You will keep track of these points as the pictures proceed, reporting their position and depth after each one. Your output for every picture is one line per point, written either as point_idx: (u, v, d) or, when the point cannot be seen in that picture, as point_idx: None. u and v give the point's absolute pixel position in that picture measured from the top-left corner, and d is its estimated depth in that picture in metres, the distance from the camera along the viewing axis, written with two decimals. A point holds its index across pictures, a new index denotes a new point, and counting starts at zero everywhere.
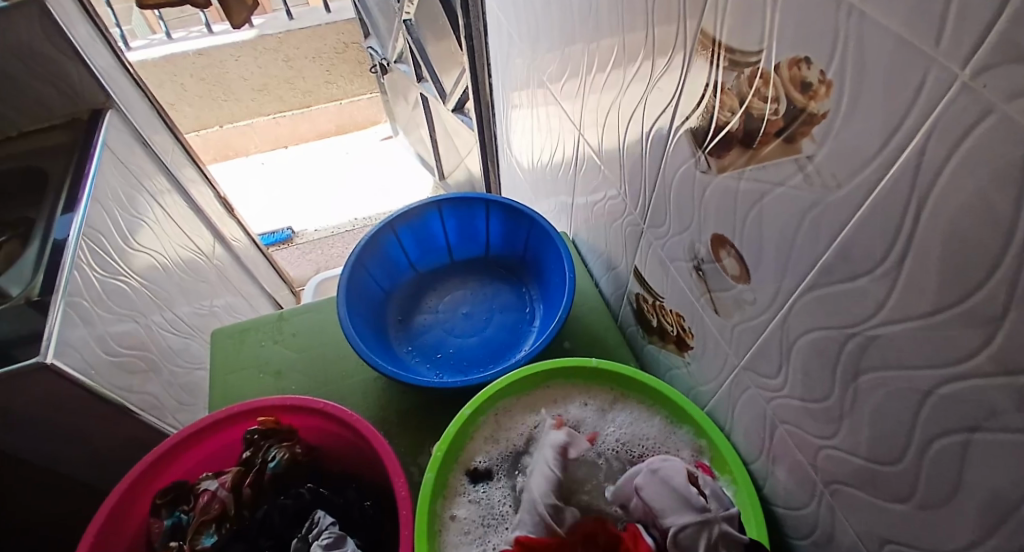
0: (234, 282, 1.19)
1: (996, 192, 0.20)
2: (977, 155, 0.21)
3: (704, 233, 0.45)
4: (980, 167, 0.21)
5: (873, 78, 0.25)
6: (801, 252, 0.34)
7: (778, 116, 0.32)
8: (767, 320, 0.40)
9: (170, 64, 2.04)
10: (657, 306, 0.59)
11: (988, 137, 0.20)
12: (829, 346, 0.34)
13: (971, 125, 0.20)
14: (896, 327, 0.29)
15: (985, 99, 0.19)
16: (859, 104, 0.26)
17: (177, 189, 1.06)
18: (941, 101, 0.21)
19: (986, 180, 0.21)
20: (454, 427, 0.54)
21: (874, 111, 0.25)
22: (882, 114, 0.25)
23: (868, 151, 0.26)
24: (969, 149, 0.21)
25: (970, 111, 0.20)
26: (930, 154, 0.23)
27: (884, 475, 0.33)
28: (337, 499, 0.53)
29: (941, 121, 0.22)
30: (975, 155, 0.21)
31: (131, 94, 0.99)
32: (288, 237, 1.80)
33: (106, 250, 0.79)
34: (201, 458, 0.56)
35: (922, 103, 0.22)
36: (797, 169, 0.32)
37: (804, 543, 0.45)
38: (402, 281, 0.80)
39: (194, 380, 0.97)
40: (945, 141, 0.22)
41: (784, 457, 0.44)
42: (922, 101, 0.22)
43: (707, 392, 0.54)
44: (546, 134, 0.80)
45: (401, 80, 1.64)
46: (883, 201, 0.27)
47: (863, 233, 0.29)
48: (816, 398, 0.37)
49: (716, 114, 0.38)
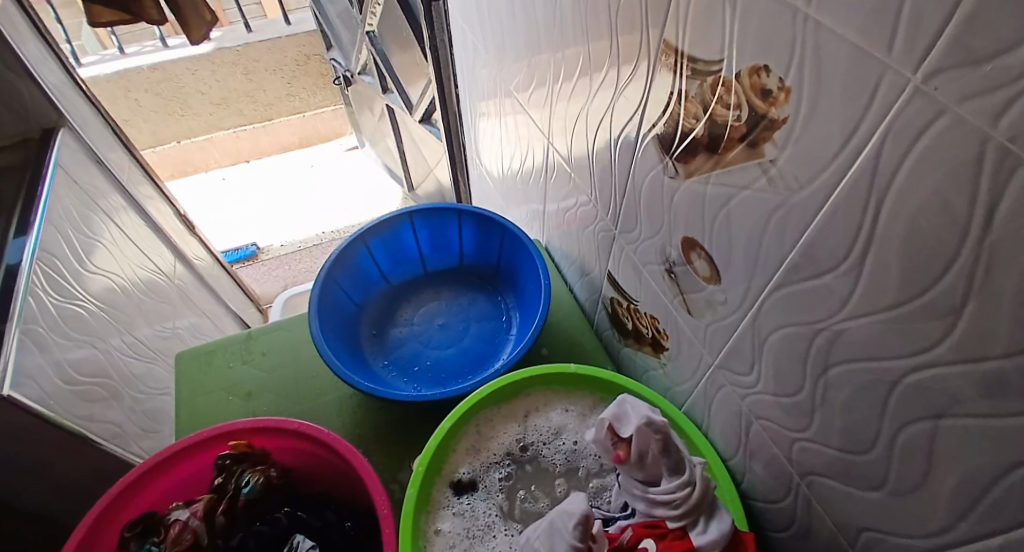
0: (198, 303, 1.14)
1: (952, 190, 0.22)
2: (932, 155, 0.22)
3: (674, 237, 0.46)
4: (936, 166, 0.22)
5: (831, 85, 0.26)
6: (769, 252, 0.35)
7: (741, 122, 0.34)
8: (739, 319, 0.41)
9: (125, 81, 2.00)
10: (631, 309, 0.60)
11: (944, 137, 0.21)
12: (800, 341, 0.36)
13: (924, 126, 0.22)
14: (861, 320, 0.30)
15: (939, 101, 0.21)
16: (819, 110, 0.27)
17: (133, 206, 1.01)
18: (895, 106, 0.23)
19: (940, 179, 0.22)
20: (435, 441, 0.54)
21: (832, 116, 0.27)
22: (841, 118, 0.26)
23: (828, 154, 0.28)
24: (925, 147, 0.22)
25: (925, 112, 0.21)
26: (886, 156, 0.24)
27: (858, 465, 0.35)
28: (315, 521, 0.52)
29: (897, 124, 0.23)
30: (930, 155, 0.22)
31: (83, 111, 0.95)
32: (252, 253, 1.75)
33: (61, 273, 0.75)
34: (169, 487, 0.53)
35: (877, 107, 0.24)
36: (761, 172, 0.33)
37: (782, 535, 0.47)
38: (375, 294, 0.79)
39: (158, 406, 0.92)
40: (902, 142, 0.23)
41: (761, 452, 0.45)
42: (878, 106, 0.24)
43: (683, 391, 0.55)
44: (516, 144, 0.81)
45: (366, 92, 1.62)
46: (844, 202, 0.28)
47: (827, 232, 0.30)
48: (789, 392, 0.39)
49: (682, 121, 0.40)
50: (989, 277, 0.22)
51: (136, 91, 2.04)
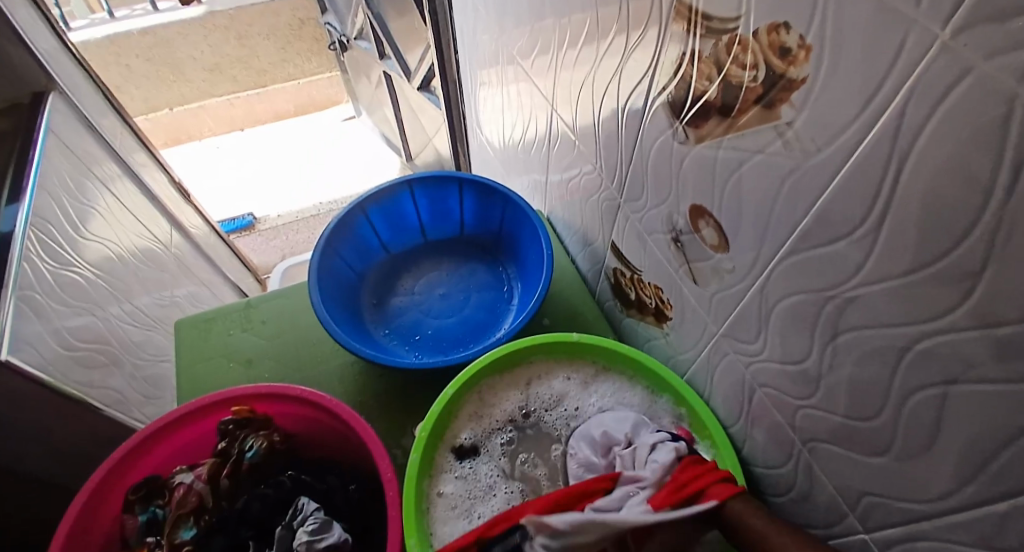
0: (196, 272, 1.13)
1: (975, 152, 0.21)
2: (956, 116, 0.21)
3: (682, 205, 0.45)
4: (959, 127, 0.21)
5: (853, 43, 0.25)
6: (781, 218, 0.35)
7: (756, 83, 0.32)
8: (746, 288, 0.41)
9: (114, 46, 1.94)
10: (635, 279, 0.60)
11: (971, 96, 0.20)
12: (808, 309, 0.35)
13: (949, 85, 0.21)
14: (874, 286, 0.30)
15: (965, 58, 0.20)
16: (840, 69, 0.26)
17: (127, 173, 0.99)
18: (920, 64, 0.22)
19: (964, 140, 0.21)
20: (438, 407, 0.54)
21: (853, 76, 0.26)
22: (864, 76, 0.25)
23: (848, 116, 0.27)
24: (949, 107, 0.21)
25: (951, 70, 0.21)
26: (909, 116, 0.24)
27: (863, 431, 0.35)
28: (318, 485, 0.52)
29: (922, 82, 0.22)
30: (954, 115, 0.21)
31: (74, 76, 0.91)
32: (249, 223, 1.73)
33: (57, 241, 0.74)
34: (173, 451, 0.53)
35: (902, 65, 0.23)
36: (776, 136, 0.33)
37: (782, 500, 0.47)
38: (376, 264, 0.79)
39: (159, 373, 0.93)
40: (926, 102, 0.22)
41: (763, 419, 0.45)
42: (902, 64, 0.23)
43: (686, 360, 0.55)
44: (517, 111, 0.79)
45: (362, 58, 1.58)
46: (863, 165, 0.27)
47: (843, 196, 0.29)
48: (795, 360, 0.39)
49: (694, 83, 0.38)
50: (1010, 241, 0.21)
51: (126, 57, 1.98)
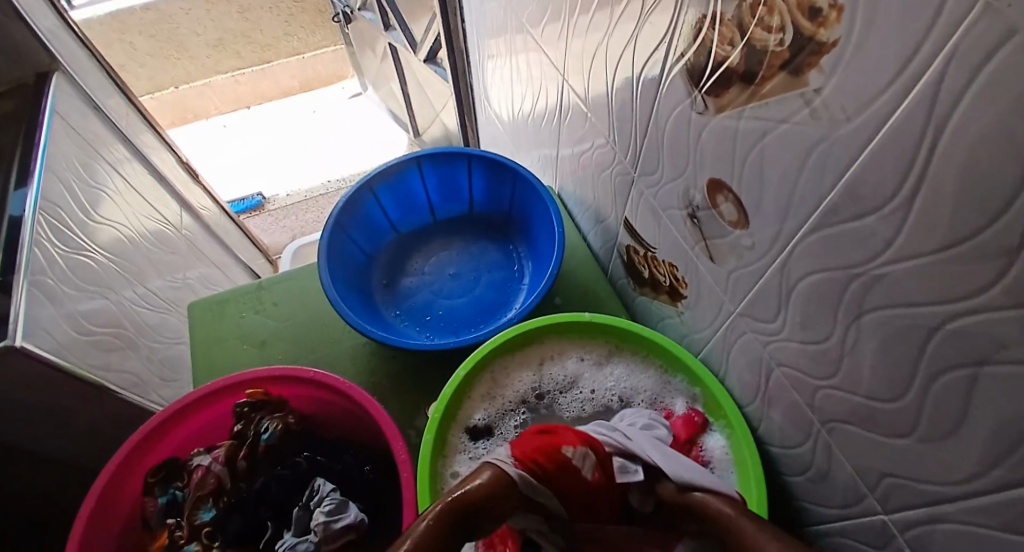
0: (207, 253, 1.14)
1: (1019, 121, 0.19)
2: (999, 81, 0.19)
3: (700, 179, 0.43)
4: (1002, 93, 0.19)
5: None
6: (805, 193, 0.33)
7: (783, 47, 0.30)
8: (765, 266, 0.39)
9: (118, 23, 1.93)
10: (648, 256, 0.58)
11: (1015, 60, 0.18)
12: (831, 288, 0.34)
13: (992, 47, 0.19)
14: (904, 264, 0.28)
15: (1009, 17, 0.18)
16: (874, 30, 0.24)
17: (135, 155, 0.98)
18: (962, 23, 0.20)
19: (1008, 107, 0.19)
20: (450, 389, 0.54)
21: (888, 36, 0.23)
22: (900, 37, 0.23)
23: (881, 81, 0.25)
24: (991, 72, 0.19)
25: (993, 31, 0.19)
26: (947, 82, 0.22)
27: (885, 413, 0.34)
28: (334, 466, 0.53)
29: (963, 44, 0.20)
30: (997, 80, 0.19)
31: (78, 56, 0.90)
32: (259, 203, 1.73)
33: (67, 225, 0.74)
34: (192, 434, 0.54)
35: (941, 26, 0.21)
36: (802, 104, 0.30)
37: (798, 480, 0.47)
38: (385, 243, 0.78)
39: (175, 355, 0.94)
40: (965, 66, 0.20)
41: (780, 399, 0.44)
42: (940, 24, 0.21)
43: (700, 339, 0.54)
44: (527, 83, 0.76)
45: (367, 29, 1.53)
46: (895, 135, 0.25)
47: (873, 169, 0.27)
48: (816, 339, 0.37)
49: (715, 49, 0.36)
50: None
51: (130, 34, 1.97)
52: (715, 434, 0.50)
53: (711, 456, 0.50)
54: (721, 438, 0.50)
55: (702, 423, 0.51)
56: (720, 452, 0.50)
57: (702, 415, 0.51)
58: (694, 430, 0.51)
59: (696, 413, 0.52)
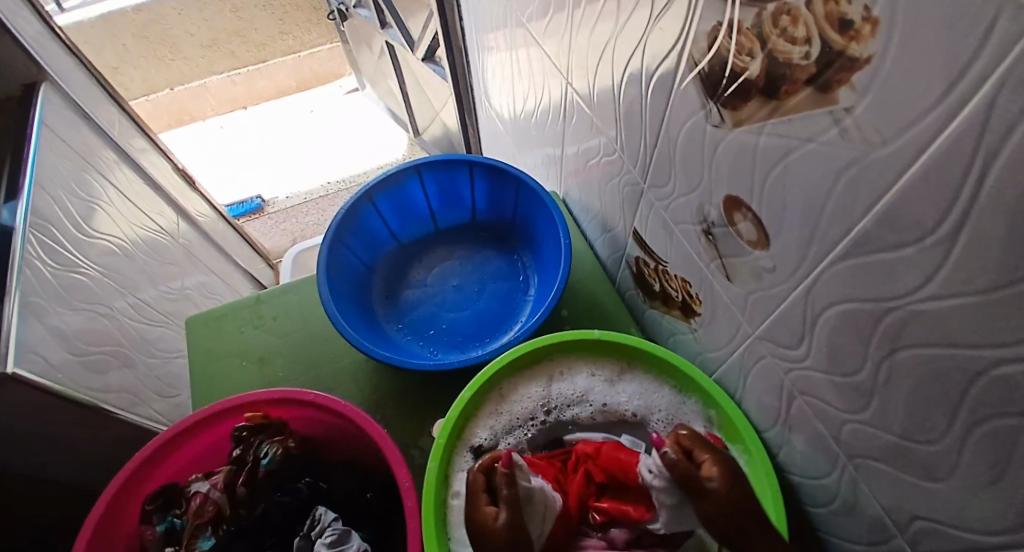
0: (205, 261, 1.12)
1: None
2: None
3: (716, 195, 0.41)
4: None
5: (932, 18, 0.20)
6: (834, 218, 0.31)
7: (809, 61, 0.27)
8: (789, 289, 0.37)
9: (110, 25, 1.91)
10: (659, 270, 0.57)
11: None
12: (863, 319, 0.32)
13: None
14: (945, 301, 0.26)
15: None
16: (914, 50, 0.21)
17: (127, 162, 0.96)
18: (1016, 51, 0.17)
19: None
20: (455, 412, 0.52)
21: (930, 57, 0.21)
22: (945, 58, 0.20)
23: (923, 105, 0.22)
24: None
25: None
26: (1000, 113, 0.19)
27: (919, 450, 0.32)
28: (338, 492, 0.51)
29: (1017, 71, 0.18)
30: None
31: (65, 63, 0.87)
32: (258, 206, 1.71)
33: (57, 240, 0.72)
34: (189, 460, 0.53)
35: (993, 48, 0.18)
36: (831, 123, 0.28)
37: (823, 510, 0.45)
38: (385, 254, 0.76)
39: (173, 370, 0.92)
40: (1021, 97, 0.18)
41: (803, 425, 0.43)
42: (992, 48, 0.18)
43: (716, 357, 0.52)
44: (529, 84, 0.74)
45: (364, 27, 1.51)
46: (938, 164, 0.23)
47: (913, 198, 0.25)
48: (844, 370, 0.35)
49: (732, 60, 0.33)
50: None
51: (124, 36, 1.95)
52: None
53: None
54: None
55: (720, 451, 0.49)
56: None
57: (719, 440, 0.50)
58: None
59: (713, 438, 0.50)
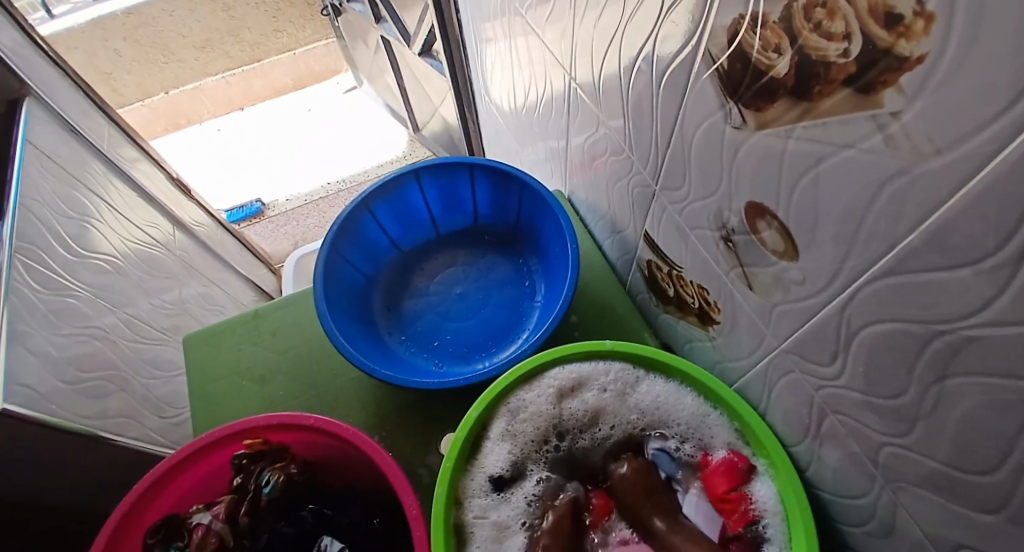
0: (203, 270, 1.10)
1: None
2: None
3: (736, 201, 0.38)
4: None
5: (996, 19, 0.17)
6: (874, 232, 0.28)
7: (848, 60, 0.24)
8: (820, 304, 0.34)
9: (101, 29, 1.88)
10: (673, 274, 0.54)
11: None
12: (906, 341, 0.29)
13: None
14: (1006, 329, 0.23)
15: None
16: (974, 54, 0.18)
17: (118, 174, 0.94)
18: None
19: None
20: (463, 433, 0.50)
21: (990, 65, 0.18)
22: (1009, 68, 0.17)
23: (980, 118, 0.19)
24: None
25: None
26: None
27: (968, 483, 0.29)
28: (341, 519, 0.50)
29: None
30: None
31: (52, 77, 0.85)
32: (258, 210, 1.69)
33: (44, 262, 0.70)
34: (189, 488, 0.51)
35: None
36: (874, 128, 0.25)
37: (856, 530, 0.43)
38: (386, 263, 0.73)
39: (173, 389, 0.92)
40: None
41: (835, 443, 0.40)
42: None
43: (736, 367, 0.49)
44: (531, 78, 0.70)
45: (357, 21, 1.47)
46: (999, 183, 0.20)
47: (967, 217, 0.22)
48: (883, 392, 0.32)
49: (756, 56, 0.30)
50: None
51: (115, 40, 1.93)
52: (762, 480, 0.46)
53: (761, 508, 0.46)
54: (769, 485, 0.46)
55: (746, 469, 0.47)
56: (770, 503, 0.45)
57: (744, 457, 0.47)
58: (739, 478, 0.47)
59: (737, 455, 0.48)
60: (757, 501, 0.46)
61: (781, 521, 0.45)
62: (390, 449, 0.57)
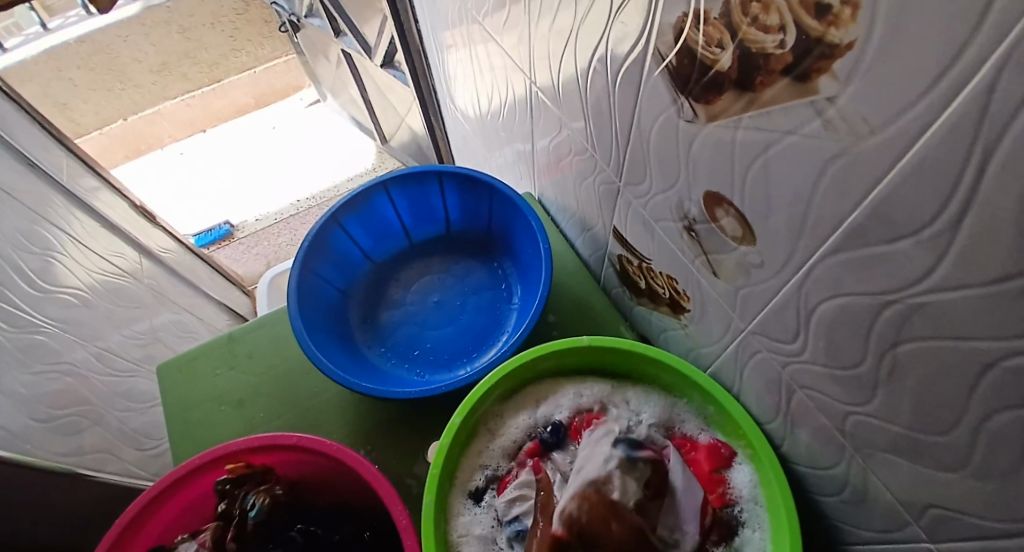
0: (174, 297, 1.07)
1: None
2: None
3: (694, 191, 0.39)
4: None
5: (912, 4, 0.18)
6: (822, 212, 0.29)
7: (784, 50, 0.25)
8: (780, 284, 0.36)
9: (54, 60, 1.81)
10: (643, 267, 0.55)
11: None
12: (861, 313, 0.30)
13: None
14: (949, 293, 0.24)
15: None
16: (897, 38, 0.20)
17: (80, 205, 0.91)
18: (1006, 41, 0.16)
19: None
20: (446, 439, 0.50)
21: (912, 47, 0.19)
22: (929, 49, 0.19)
23: (908, 96, 0.21)
24: None
25: None
26: (995, 103, 0.17)
27: (930, 443, 0.31)
28: (332, 536, 0.50)
29: (1019, 53, 0.16)
30: None
31: (7, 110, 0.83)
32: (228, 232, 1.66)
33: (9, 301, 0.68)
34: (172, 519, 0.50)
35: (991, 27, 0.16)
36: (813, 114, 0.26)
37: (832, 500, 0.44)
38: (360, 277, 0.73)
39: (149, 420, 0.90)
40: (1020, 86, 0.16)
41: (806, 418, 0.42)
42: (982, 37, 0.17)
43: (709, 353, 0.51)
44: (493, 84, 0.71)
45: (317, 36, 1.46)
46: (930, 156, 0.21)
47: (904, 190, 0.23)
48: (845, 364, 0.34)
49: (701, 51, 0.31)
50: None
51: (68, 70, 1.86)
52: (740, 467, 0.48)
53: (738, 493, 0.48)
54: (747, 472, 0.48)
55: (727, 455, 0.49)
56: (748, 490, 0.47)
57: (727, 445, 0.49)
58: (719, 464, 0.49)
59: (721, 443, 0.50)
60: (735, 487, 0.48)
61: (758, 503, 0.47)
62: (377, 462, 0.57)
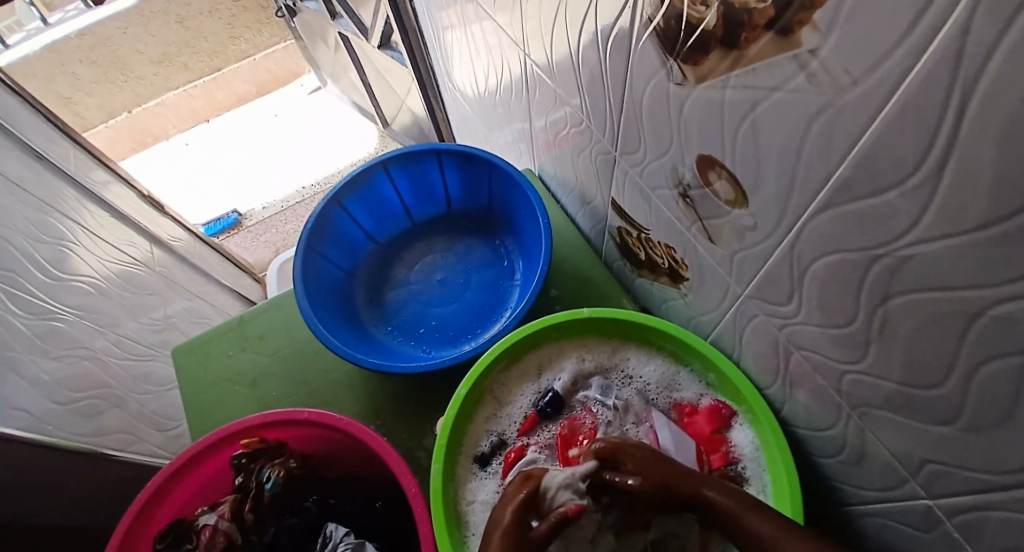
0: (186, 285, 1.10)
1: None
2: None
3: (688, 156, 0.39)
4: None
5: None
6: (811, 170, 0.29)
7: (766, 4, 0.25)
8: (774, 246, 0.36)
9: (55, 54, 1.83)
10: (642, 238, 0.55)
11: None
12: (852, 270, 0.30)
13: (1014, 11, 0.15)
14: (935, 244, 0.24)
15: None
16: None
17: (89, 197, 0.93)
18: None
19: None
20: (453, 411, 0.51)
21: None
22: None
23: (888, 43, 0.20)
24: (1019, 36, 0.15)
25: None
26: (971, 45, 0.17)
27: (922, 397, 0.31)
28: (345, 507, 0.52)
29: None
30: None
31: (11, 104, 0.84)
32: (236, 221, 1.68)
33: (26, 290, 0.71)
34: (192, 493, 0.52)
35: None
36: (797, 68, 0.26)
37: (832, 461, 0.45)
38: (364, 258, 0.74)
39: (168, 403, 0.93)
40: (993, 24, 0.16)
41: (804, 379, 0.42)
42: None
43: (709, 321, 0.51)
44: (488, 58, 0.71)
45: (314, 20, 1.45)
46: (912, 105, 0.21)
47: (888, 142, 0.23)
48: (838, 323, 0.34)
49: (686, 10, 0.31)
50: None
51: (71, 63, 1.89)
52: (741, 427, 0.49)
53: (741, 451, 0.49)
54: (749, 433, 0.48)
55: (728, 416, 0.50)
56: (749, 449, 0.48)
57: (727, 405, 0.50)
58: (720, 425, 0.50)
59: (720, 403, 0.50)
60: (736, 446, 0.49)
61: (759, 463, 0.47)
62: (386, 436, 0.59)
